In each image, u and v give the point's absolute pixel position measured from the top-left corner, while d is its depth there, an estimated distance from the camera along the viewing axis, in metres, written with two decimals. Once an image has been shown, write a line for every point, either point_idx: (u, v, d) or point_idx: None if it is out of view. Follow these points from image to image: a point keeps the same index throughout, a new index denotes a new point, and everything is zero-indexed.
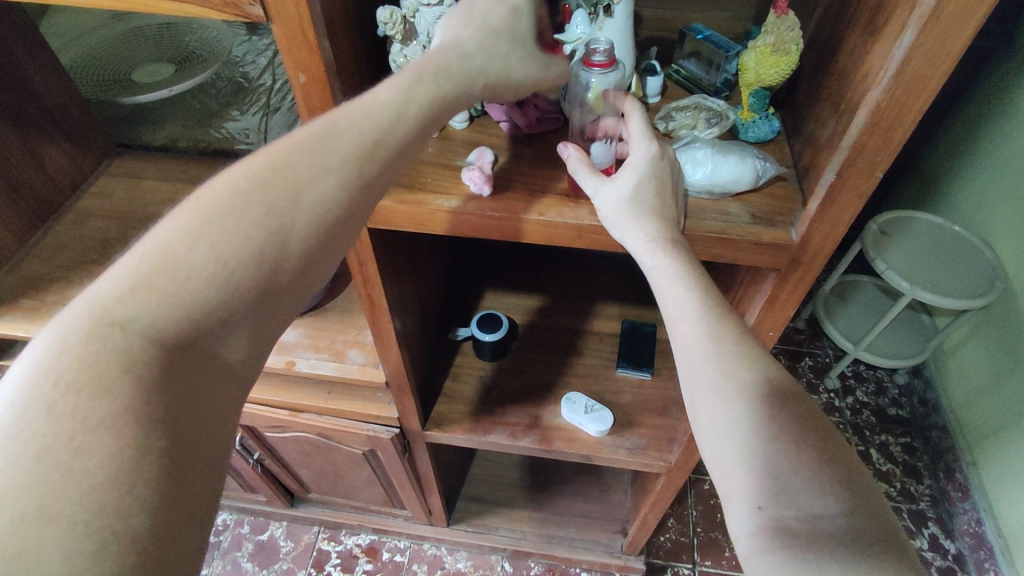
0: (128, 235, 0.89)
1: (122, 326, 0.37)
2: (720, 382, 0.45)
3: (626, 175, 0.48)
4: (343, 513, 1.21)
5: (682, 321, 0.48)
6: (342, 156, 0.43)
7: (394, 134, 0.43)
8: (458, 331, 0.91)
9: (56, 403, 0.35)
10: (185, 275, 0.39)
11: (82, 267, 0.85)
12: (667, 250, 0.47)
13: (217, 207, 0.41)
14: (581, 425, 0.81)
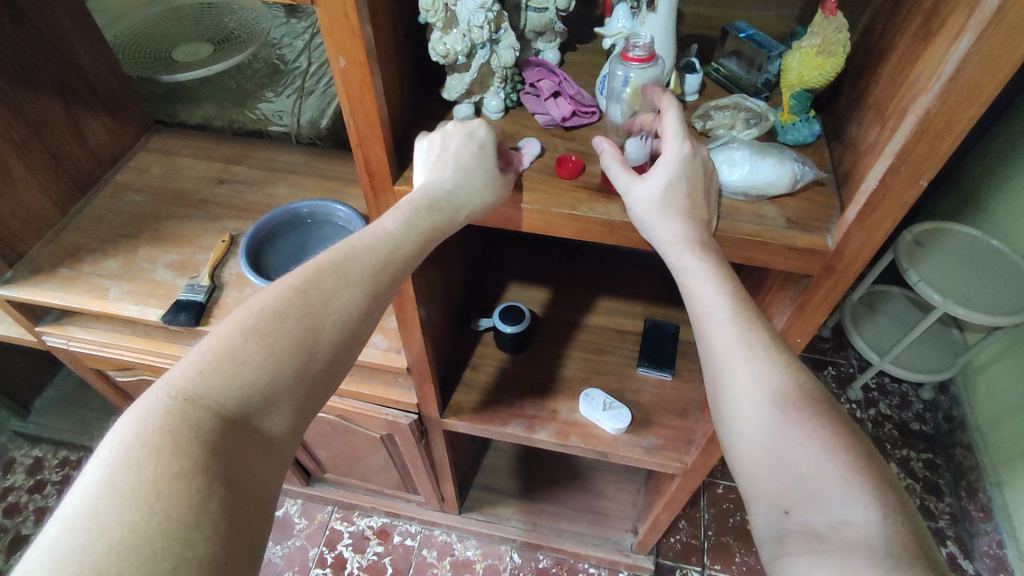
0: (163, 211, 0.91)
1: (197, 402, 0.39)
2: (744, 389, 0.45)
3: (658, 173, 0.47)
4: (357, 494, 1.23)
5: (709, 326, 0.47)
6: (371, 274, 0.47)
7: (404, 256, 0.49)
8: (480, 322, 0.91)
9: (155, 439, 0.37)
10: (253, 362, 0.42)
11: (118, 240, 0.87)
12: (697, 250, 0.47)
13: (301, 282, 0.45)
14: (599, 421, 0.81)
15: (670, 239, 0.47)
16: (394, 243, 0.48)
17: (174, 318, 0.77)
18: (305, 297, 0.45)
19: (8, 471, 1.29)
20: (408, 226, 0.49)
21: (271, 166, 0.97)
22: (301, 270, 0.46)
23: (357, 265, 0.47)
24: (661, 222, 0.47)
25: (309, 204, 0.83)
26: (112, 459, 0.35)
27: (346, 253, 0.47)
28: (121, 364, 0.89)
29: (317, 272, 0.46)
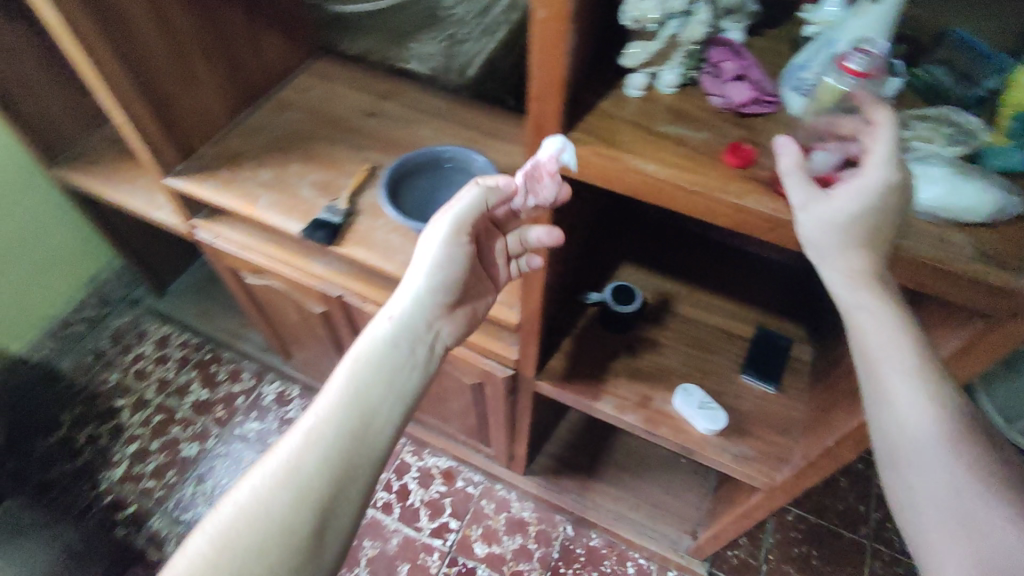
0: (315, 133, 0.97)
1: (232, 538, 0.48)
2: (917, 427, 0.48)
3: (842, 200, 0.43)
4: (432, 433, 1.29)
5: (885, 372, 0.48)
6: (344, 418, 0.55)
7: (368, 398, 0.57)
8: (590, 296, 0.91)
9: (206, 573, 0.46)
10: (256, 511, 0.50)
11: (272, 153, 0.94)
12: (872, 290, 0.45)
13: (306, 426, 0.54)
14: (692, 418, 0.79)
15: (845, 275, 0.46)
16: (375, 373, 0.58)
17: (311, 233, 0.82)
18: (308, 434, 0.54)
19: (142, 341, 1.48)
20: (359, 376, 0.58)
21: (416, 108, 1.01)
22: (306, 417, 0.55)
23: (319, 421, 0.54)
24: (842, 256, 0.45)
25: (451, 149, 0.85)
26: None
27: (319, 415, 0.55)
28: (255, 266, 0.97)
29: (297, 432, 0.54)
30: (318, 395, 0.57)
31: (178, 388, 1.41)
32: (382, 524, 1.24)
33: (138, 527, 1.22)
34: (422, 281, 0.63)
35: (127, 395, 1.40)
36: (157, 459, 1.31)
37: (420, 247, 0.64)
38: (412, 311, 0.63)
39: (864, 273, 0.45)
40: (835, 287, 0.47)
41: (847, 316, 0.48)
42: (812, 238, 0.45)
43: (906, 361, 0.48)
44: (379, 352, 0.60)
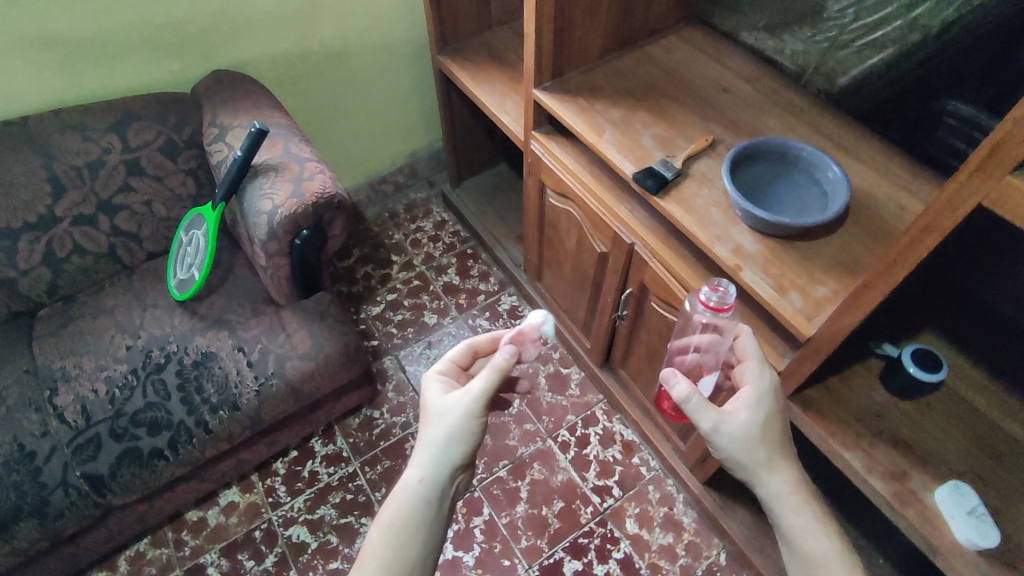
0: (668, 91, 1.01)
1: None
2: (819, 552, 0.63)
3: (741, 419, 0.67)
4: (631, 403, 1.33)
5: (799, 532, 0.64)
6: (379, 574, 0.63)
7: (401, 553, 0.64)
8: (883, 346, 0.83)
9: None
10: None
11: (625, 97, 1.01)
12: (785, 479, 0.66)
13: (359, 572, 0.63)
14: (953, 522, 0.70)
15: (763, 460, 0.66)
16: (416, 510, 0.65)
17: (643, 179, 0.88)
18: (362, 569, 0.64)
19: (426, 216, 1.72)
20: (392, 536, 0.65)
21: (773, 99, 1.00)
22: (356, 563, 0.64)
23: None
24: (768, 465, 0.66)
25: (810, 150, 0.83)
26: None
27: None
28: (565, 190, 1.07)
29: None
30: (355, 558, 0.65)
31: (439, 265, 1.62)
32: (554, 457, 1.32)
33: (374, 359, 1.46)
34: (440, 443, 0.67)
35: (401, 254, 1.65)
36: (404, 314, 1.53)
37: (428, 424, 0.69)
38: (440, 465, 0.66)
39: (783, 480, 0.66)
40: (761, 470, 0.66)
41: (763, 498, 0.67)
42: (726, 450, 0.67)
43: (812, 520, 0.64)
44: (413, 505, 0.65)
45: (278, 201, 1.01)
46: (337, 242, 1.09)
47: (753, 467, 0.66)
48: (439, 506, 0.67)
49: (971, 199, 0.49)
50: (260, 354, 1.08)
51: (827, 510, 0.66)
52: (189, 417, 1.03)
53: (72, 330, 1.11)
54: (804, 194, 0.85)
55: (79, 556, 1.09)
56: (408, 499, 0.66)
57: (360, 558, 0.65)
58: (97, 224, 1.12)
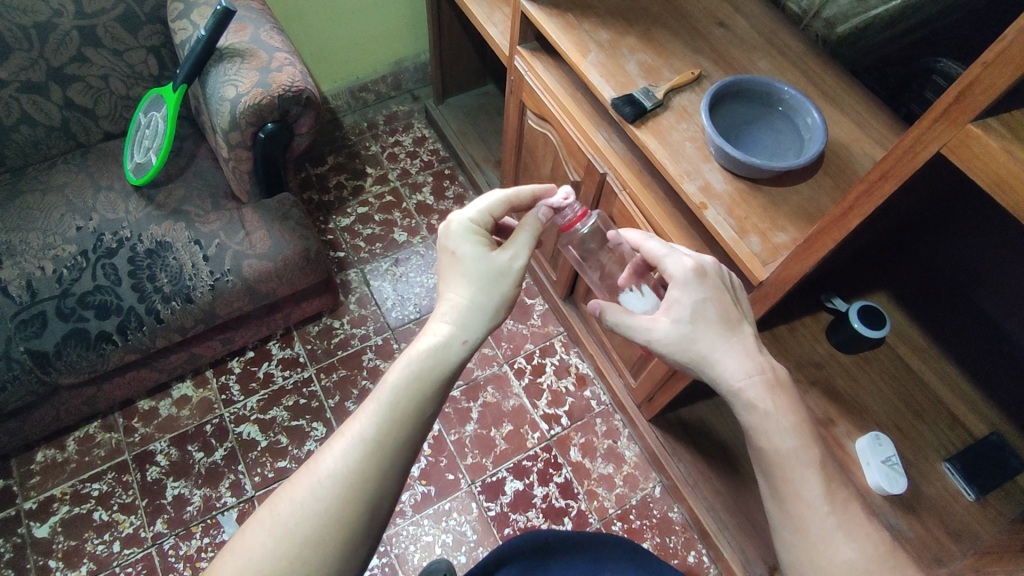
0: (662, 17, 0.96)
1: (323, 489, 0.51)
2: (776, 432, 0.59)
3: (670, 318, 0.65)
4: (589, 337, 1.34)
5: (756, 426, 0.60)
6: (395, 423, 0.54)
7: (419, 406, 0.55)
8: (833, 300, 0.84)
9: (294, 515, 0.50)
10: (299, 516, 0.49)
11: (616, 19, 0.96)
12: (744, 361, 0.63)
13: (386, 403, 0.54)
14: (867, 469, 0.74)
15: (703, 355, 0.64)
16: (449, 359, 0.58)
17: (621, 106, 0.85)
18: (392, 402, 0.55)
19: (406, 132, 1.67)
20: (411, 387, 0.56)
21: (768, 38, 0.96)
22: (385, 393, 0.55)
23: (379, 414, 0.54)
24: (718, 348, 0.63)
25: (792, 93, 0.82)
26: (268, 524, 0.50)
27: (378, 408, 0.54)
28: (543, 112, 1.03)
29: (345, 442, 0.53)
30: (378, 387, 0.56)
31: (414, 183, 1.59)
32: (508, 382, 1.34)
33: (339, 270, 1.44)
34: (477, 298, 0.61)
35: (376, 167, 1.60)
36: (373, 229, 1.51)
37: (467, 278, 0.62)
38: (476, 324, 0.60)
39: (731, 371, 0.62)
40: (707, 366, 0.64)
41: (718, 385, 0.64)
42: (668, 354, 0.66)
43: (766, 410, 0.60)
44: (443, 360, 0.58)
45: (243, 89, 0.96)
46: (303, 141, 1.05)
47: (699, 366, 0.64)
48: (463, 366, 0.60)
49: (931, 146, 0.49)
50: (217, 249, 1.06)
51: (787, 393, 0.61)
52: (139, 305, 1.02)
53: (21, 203, 1.07)
54: (781, 138, 0.83)
55: (24, 430, 1.09)
56: (446, 344, 0.59)
57: (388, 387, 0.56)
58: (48, 95, 1.06)
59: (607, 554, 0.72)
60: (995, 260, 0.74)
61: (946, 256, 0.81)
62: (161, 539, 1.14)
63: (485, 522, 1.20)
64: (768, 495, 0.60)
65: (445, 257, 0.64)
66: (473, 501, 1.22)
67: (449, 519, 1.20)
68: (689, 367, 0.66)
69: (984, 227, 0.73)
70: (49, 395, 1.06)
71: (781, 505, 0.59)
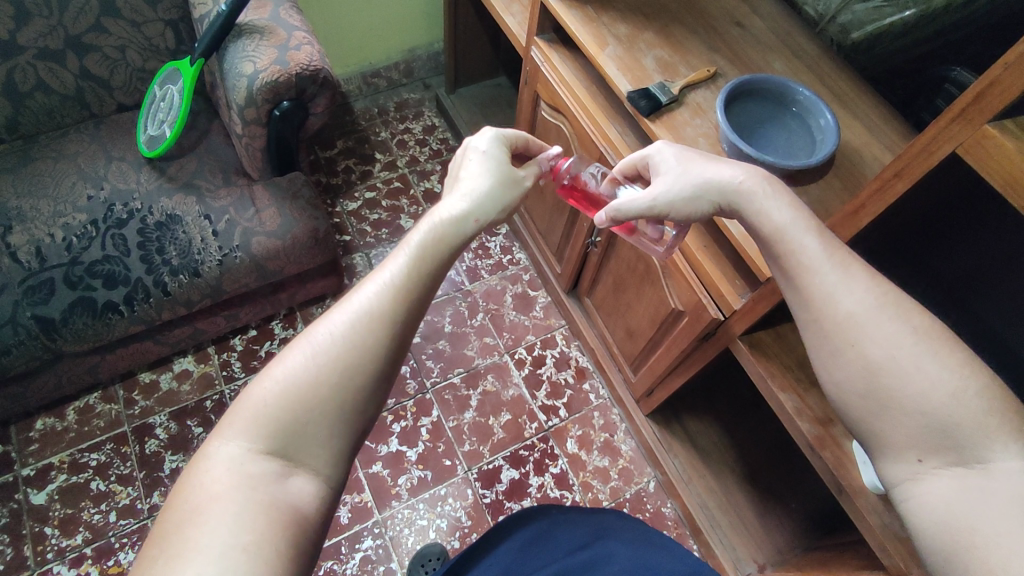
0: (680, 15, 0.97)
1: (355, 324, 0.50)
2: (777, 215, 0.59)
3: (662, 171, 0.66)
4: (590, 331, 1.35)
5: (759, 214, 0.60)
6: (421, 274, 0.55)
7: (441, 263, 0.57)
8: None
9: (327, 345, 0.49)
10: (334, 344, 0.49)
11: (635, 14, 0.97)
12: (735, 167, 0.63)
13: (412, 258, 0.55)
14: (862, 465, 0.75)
15: (703, 177, 0.63)
16: (467, 225, 0.59)
17: (636, 99, 0.86)
18: (417, 257, 0.55)
19: (416, 119, 1.68)
20: (436, 246, 0.57)
21: (784, 40, 0.97)
22: (412, 248, 0.56)
23: (407, 263, 0.55)
24: (711, 168, 0.64)
25: (807, 95, 0.83)
26: (299, 352, 0.49)
27: (403, 260, 0.55)
28: (558, 103, 1.04)
29: (375, 284, 0.53)
30: (404, 243, 0.56)
31: (422, 171, 1.59)
32: (508, 372, 1.35)
33: (344, 253, 1.45)
34: (493, 188, 0.62)
35: (385, 154, 1.61)
36: (380, 214, 1.51)
37: (484, 163, 0.63)
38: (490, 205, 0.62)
39: (730, 174, 0.62)
40: (710, 185, 0.63)
41: (730, 204, 0.62)
42: (678, 201, 0.64)
43: (765, 193, 0.60)
44: (462, 229, 0.59)
45: (261, 66, 0.96)
46: (318, 121, 1.06)
47: (706, 191, 0.63)
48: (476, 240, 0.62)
49: (947, 146, 0.50)
50: (227, 225, 1.06)
51: (780, 184, 0.62)
52: (147, 276, 1.02)
53: (32, 170, 1.07)
54: (794, 139, 0.84)
55: (26, 396, 1.10)
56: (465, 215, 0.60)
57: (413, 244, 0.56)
58: (65, 63, 1.06)
59: (612, 524, 0.69)
60: (1001, 258, 0.72)
61: (947, 263, 0.77)
62: (158, 511, 1.15)
63: (479, 508, 1.21)
64: (785, 283, 0.59)
65: (465, 155, 0.65)
66: (469, 487, 1.23)
67: (444, 504, 1.21)
68: (698, 207, 0.64)
69: (984, 221, 0.72)
70: (52, 362, 1.07)
71: (800, 306, 0.58)
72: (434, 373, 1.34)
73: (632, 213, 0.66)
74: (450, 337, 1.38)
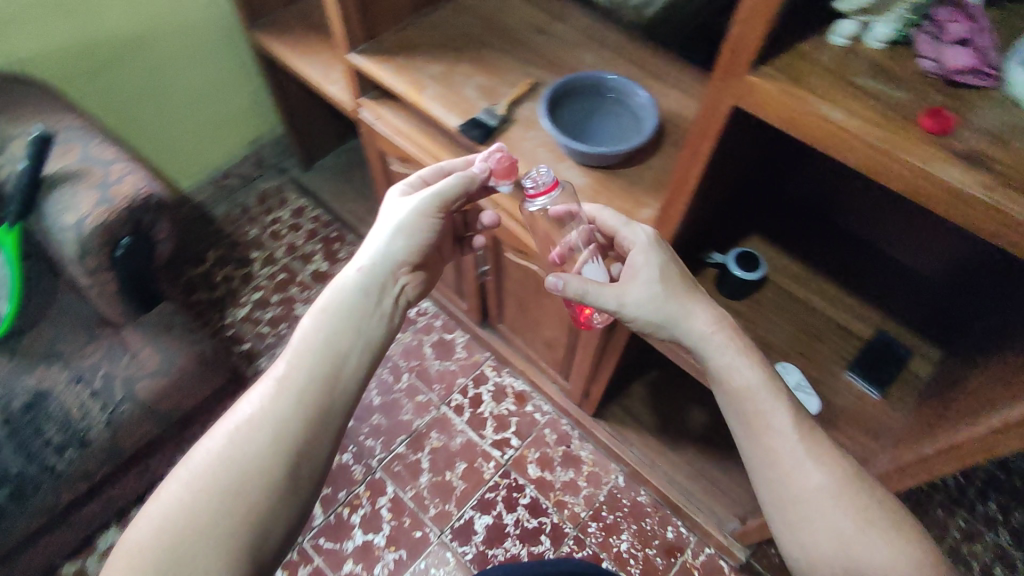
0: (486, 39, 1.00)
1: (235, 436, 0.58)
2: (748, 380, 0.64)
3: (640, 283, 0.69)
4: (515, 355, 1.35)
5: (729, 378, 0.65)
6: (301, 373, 0.62)
7: (323, 354, 0.64)
8: (712, 255, 0.88)
9: (210, 462, 0.57)
10: (214, 463, 0.57)
11: (445, 50, 0.99)
12: (704, 318, 0.68)
13: (296, 360, 0.63)
14: None
15: (672, 316, 0.68)
16: (349, 305, 0.68)
17: (468, 131, 0.88)
18: (297, 356, 0.64)
19: (281, 206, 1.63)
20: (316, 342, 0.65)
21: (587, 34, 1.02)
22: (293, 351, 0.64)
23: (290, 365, 0.63)
24: (684, 303, 0.69)
25: (617, 79, 0.87)
26: (186, 476, 0.56)
27: (289, 363, 0.63)
28: (402, 154, 1.04)
29: (258, 394, 0.61)
30: (289, 349, 0.65)
31: (303, 254, 1.55)
32: (450, 422, 1.33)
33: (248, 363, 1.38)
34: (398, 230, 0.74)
35: (260, 250, 1.56)
36: (274, 311, 1.46)
37: (385, 223, 0.75)
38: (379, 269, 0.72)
39: (696, 327, 0.68)
40: (677, 323, 0.68)
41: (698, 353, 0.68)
42: (641, 318, 0.70)
43: (733, 354, 0.66)
44: (344, 313, 0.68)
45: (84, 212, 0.91)
46: (167, 246, 1.01)
47: (670, 325, 0.69)
48: (371, 318, 0.69)
49: (726, 100, 0.53)
50: (104, 381, 0.99)
51: (746, 339, 0.68)
52: (30, 467, 0.92)
53: None
54: (622, 123, 0.88)
55: None
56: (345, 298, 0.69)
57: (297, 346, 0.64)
58: None
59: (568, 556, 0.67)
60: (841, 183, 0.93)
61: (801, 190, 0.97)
62: None
63: (465, 567, 1.17)
64: (740, 429, 0.65)
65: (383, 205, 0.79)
66: (448, 550, 1.19)
67: None
68: (662, 329, 0.70)
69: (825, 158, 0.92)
70: None
71: (766, 469, 0.62)
72: (377, 449, 1.29)
73: (597, 297, 0.70)
74: (382, 408, 1.34)
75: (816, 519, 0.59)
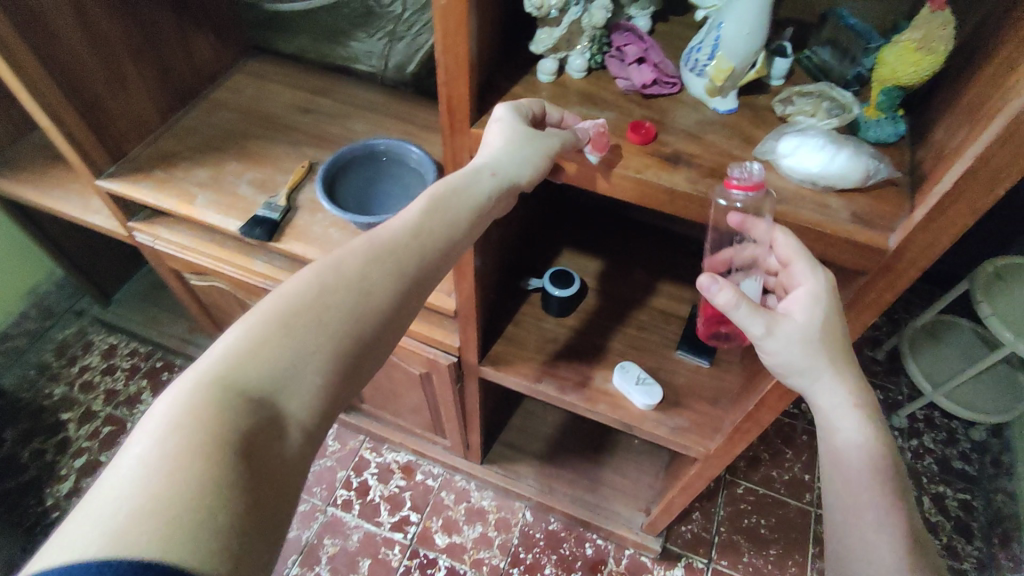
0: (250, 131, 0.96)
1: (151, 523, 0.35)
2: (851, 447, 0.52)
3: (793, 324, 0.51)
4: (388, 429, 1.30)
5: (838, 447, 0.53)
6: (237, 458, 0.40)
7: (268, 434, 0.43)
8: (531, 282, 0.93)
9: (111, 548, 0.34)
10: (109, 548, 0.34)
11: (208, 152, 0.93)
12: (849, 387, 0.52)
13: (241, 428, 0.41)
14: (630, 395, 0.83)
15: (820, 369, 0.52)
16: (309, 348, 0.46)
17: (250, 231, 0.83)
18: (243, 418, 0.42)
19: (87, 352, 1.44)
20: (259, 421, 0.43)
21: (353, 103, 1.01)
22: (231, 412, 0.42)
23: (219, 443, 0.40)
24: (826, 365, 0.52)
25: (387, 142, 0.87)
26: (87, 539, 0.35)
27: (218, 440, 0.40)
28: (195, 268, 0.96)
29: (161, 460, 0.38)
30: (207, 402, 0.42)
31: (127, 398, 1.38)
32: (341, 522, 1.24)
33: None
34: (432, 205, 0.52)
35: (73, 409, 1.36)
36: None
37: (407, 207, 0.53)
38: (367, 278, 0.50)
39: (842, 398, 0.52)
40: (810, 378, 0.52)
41: (830, 425, 0.53)
42: (782, 362, 0.52)
43: (864, 445, 0.52)
44: (296, 369, 0.45)
45: None
46: None
47: (801, 377, 0.53)
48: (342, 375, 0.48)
49: (465, 154, 0.56)
50: None
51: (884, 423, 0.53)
52: None
53: None
54: (407, 182, 0.88)
55: None
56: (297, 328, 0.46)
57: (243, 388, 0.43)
58: None
59: None
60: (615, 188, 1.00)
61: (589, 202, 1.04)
62: None
63: None
64: (831, 495, 0.54)
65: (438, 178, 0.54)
66: None
67: None
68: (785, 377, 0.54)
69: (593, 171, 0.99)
70: None
71: (837, 534, 0.54)
72: None
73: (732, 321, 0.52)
74: None
75: (873, 568, 0.51)
